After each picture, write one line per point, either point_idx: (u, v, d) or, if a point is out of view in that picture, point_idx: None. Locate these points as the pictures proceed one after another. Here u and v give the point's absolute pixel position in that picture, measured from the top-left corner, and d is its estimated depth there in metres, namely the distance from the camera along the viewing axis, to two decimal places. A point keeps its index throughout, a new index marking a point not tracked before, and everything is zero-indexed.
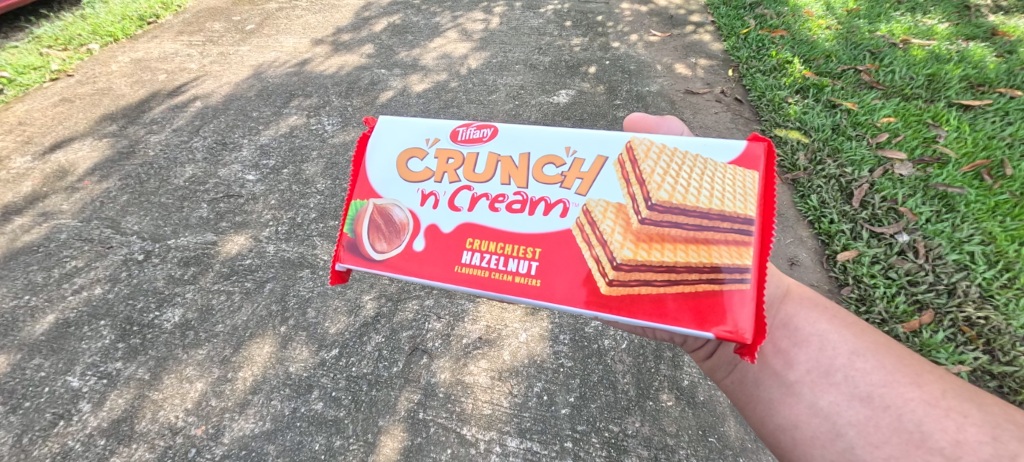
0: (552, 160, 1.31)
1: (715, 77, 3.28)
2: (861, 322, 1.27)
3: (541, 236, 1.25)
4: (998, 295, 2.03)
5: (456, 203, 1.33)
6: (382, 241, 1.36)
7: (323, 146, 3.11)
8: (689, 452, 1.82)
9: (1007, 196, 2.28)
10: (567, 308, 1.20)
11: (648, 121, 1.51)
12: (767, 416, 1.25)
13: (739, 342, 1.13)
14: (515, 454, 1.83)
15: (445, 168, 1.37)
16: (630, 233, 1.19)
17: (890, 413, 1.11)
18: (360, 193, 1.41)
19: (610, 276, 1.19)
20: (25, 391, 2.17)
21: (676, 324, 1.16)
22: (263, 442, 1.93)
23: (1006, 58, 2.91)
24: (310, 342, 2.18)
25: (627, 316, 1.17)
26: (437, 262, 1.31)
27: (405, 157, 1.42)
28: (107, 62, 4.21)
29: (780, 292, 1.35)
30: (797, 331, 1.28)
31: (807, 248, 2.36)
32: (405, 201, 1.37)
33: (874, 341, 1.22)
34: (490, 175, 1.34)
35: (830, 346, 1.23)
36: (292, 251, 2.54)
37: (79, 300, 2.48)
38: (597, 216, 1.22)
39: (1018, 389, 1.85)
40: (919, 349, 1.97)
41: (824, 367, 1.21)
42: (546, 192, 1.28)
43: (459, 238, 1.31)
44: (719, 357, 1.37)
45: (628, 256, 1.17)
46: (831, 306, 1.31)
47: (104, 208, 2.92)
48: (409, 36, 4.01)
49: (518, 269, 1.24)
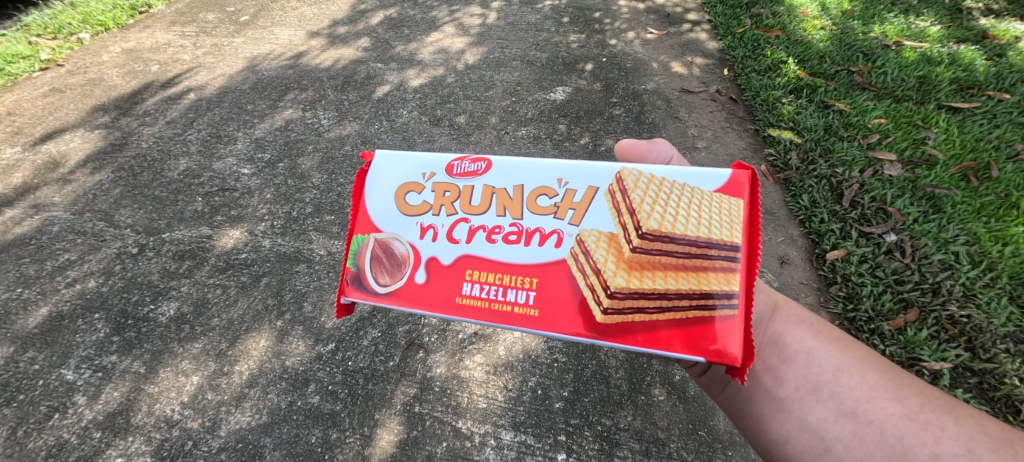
0: (544, 192, 1.33)
1: (710, 75, 3.31)
2: (846, 336, 1.32)
3: (537, 265, 1.28)
4: (980, 294, 2.08)
5: (455, 235, 1.35)
6: (385, 275, 1.38)
7: (320, 140, 3.10)
8: (679, 445, 1.86)
9: (993, 197, 2.34)
10: (567, 336, 1.23)
11: (639, 146, 1.54)
12: (759, 431, 1.30)
13: (729, 364, 1.17)
14: (509, 447, 1.86)
15: (443, 201, 1.39)
16: (623, 261, 1.21)
17: (874, 427, 1.17)
18: (361, 227, 1.42)
19: (604, 304, 1.21)
20: (18, 383, 2.17)
21: (671, 350, 1.19)
22: (258, 436, 1.94)
23: (995, 61, 2.96)
24: (306, 337, 2.19)
25: (623, 343, 1.21)
26: (438, 294, 1.33)
27: (402, 191, 1.43)
28: (98, 52, 4.14)
29: (769, 309, 1.40)
30: (786, 348, 1.33)
31: (798, 247, 2.40)
32: (405, 234, 1.39)
33: (858, 357, 1.27)
34: (486, 208, 1.35)
35: (817, 363, 1.28)
36: (287, 246, 2.54)
37: (72, 293, 2.47)
38: (590, 245, 1.25)
39: (999, 385, 1.89)
40: (904, 347, 2.02)
41: (811, 383, 1.26)
42: (540, 223, 1.31)
43: (459, 270, 1.33)
44: (712, 374, 1.40)
45: (622, 284, 1.20)
46: (818, 322, 1.36)
47: (96, 201, 2.90)
48: (406, 30, 3.99)
49: (517, 299, 1.27)
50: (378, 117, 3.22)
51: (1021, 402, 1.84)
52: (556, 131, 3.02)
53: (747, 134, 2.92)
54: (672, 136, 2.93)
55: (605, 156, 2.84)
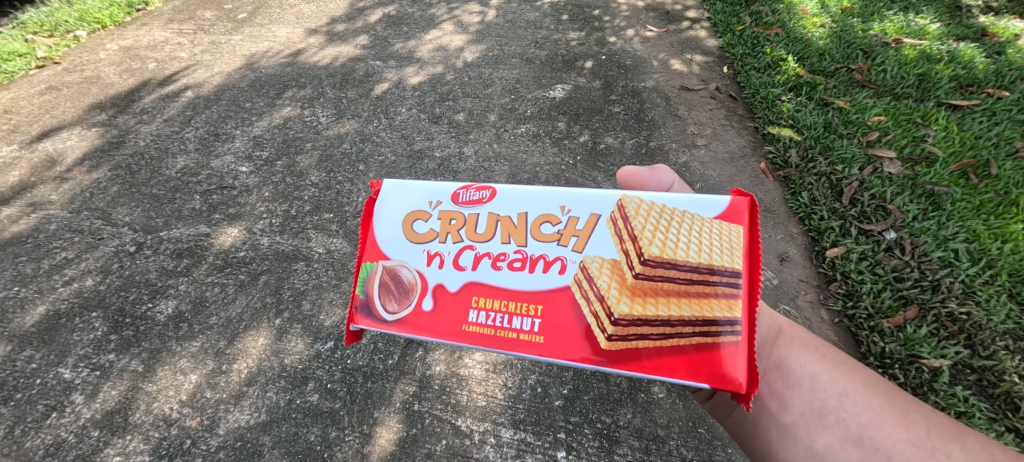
0: (548, 219, 1.33)
1: (709, 73, 3.30)
2: (850, 360, 1.34)
3: (542, 292, 1.28)
4: (980, 291, 2.07)
5: (462, 263, 1.35)
6: (393, 302, 1.37)
7: (318, 138, 3.09)
8: (679, 442, 1.85)
9: (992, 194, 2.34)
10: (572, 362, 1.22)
11: (640, 173, 1.57)
12: (767, 456, 1.31)
13: (733, 390, 1.17)
14: (508, 445, 1.86)
15: (449, 229, 1.38)
16: (625, 288, 1.21)
17: (881, 454, 1.17)
18: (369, 255, 1.42)
19: (608, 331, 1.21)
20: (15, 383, 2.16)
21: (675, 376, 1.18)
22: (257, 434, 1.94)
23: (995, 59, 2.96)
24: (305, 335, 2.18)
25: (628, 370, 1.20)
26: (446, 321, 1.32)
27: (410, 219, 1.42)
28: (95, 49, 4.12)
29: (772, 333, 1.42)
30: (790, 373, 1.34)
31: (798, 244, 2.40)
32: (413, 261, 1.38)
33: (863, 381, 1.28)
34: (491, 235, 1.35)
35: (822, 388, 1.30)
36: (285, 244, 2.53)
37: (69, 292, 2.46)
38: (593, 271, 1.24)
39: (998, 382, 1.89)
40: (903, 344, 2.02)
41: (817, 409, 1.27)
42: (544, 250, 1.30)
43: (466, 297, 1.32)
44: (718, 399, 1.43)
45: (625, 311, 1.19)
46: (821, 346, 1.38)
47: (94, 199, 2.89)
48: (404, 28, 3.98)
49: (522, 326, 1.27)
50: (377, 115, 3.21)
51: (1021, 399, 1.84)
52: (556, 129, 3.01)
53: (746, 132, 2.92)
54: (672, 134, 2.92)
55: (605, 154, 2.83)
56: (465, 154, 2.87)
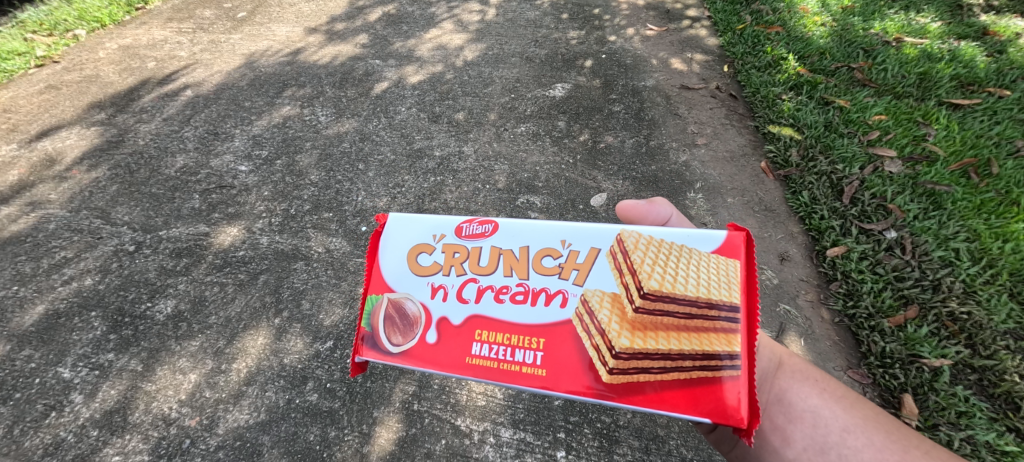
0: (549, 252, 1.33)
1: (710, 72, 3.30)
2: (850, 394, 1.34)
3: (544, 326, 1.27)
4: (981, 291, 2.07)
5: (465, 295, 1.34)
6: (398, 335, 1.36)
7: (318, 137, 3.09)
8: (678, 442, 1.85)
9: (993, 194, 2.33)
10: (574, 395, 1.21)
11: (638, 207, 1.59)
12: None
13: (735, 425, 1.15)
14: (508, 445, 1.85)
15: (452, 262, 1.38)
16: (626, 321, 1.21)
17: None
18: (375, 287, 1.41)
19: (609, 365, 1.20)
20: (14, 382, 2.16)
21: (677, 411, 1.17)
22: (257, 434, 1.93)
23: (996, 57, 2.95)
24: (305, 334, 2.18)
25: (629, 404, 1.18)
26: (449, 354, 1.31)
27: (414, 252, 1.42)
28: (94, 49, 4.11)
29: (773, 365, 1.41)
30: (792, 407, 1.34)
31: (798, 243, 2.40)
32: (417, 294, 1.37)
33: (864, 417, 1.29)
34: (493, 268, 1.34)
35: (823, 423, 1.30)
36: (285, 244, 2.53)
37: (68, 291, 2.45)
38: (594, 305, 1.24)
39: (998, 382, 1.89)
40: (903, 343, 2.02)
41: (819, 444, 1.27)
42: (546, 283, 1.30)
43: (469, 330, 1.31)
44: (721, 433, 1.42)
45: (626, 345, 1.19)
46: (822, 379, 1.38)
47: (93, 198, 2.89)
48: (404, 27, 3.97)
49: (525, 360, 1.25)
50: (376, 114, 3.20)
51: (1021, 399, 1.83)
52: (556, 128, 3.00)
53: (747, 130, 2.91)
54: (672, 133, 2.91)
55: (605, 153, 2.83)
56: (465, 153, 2.87)
